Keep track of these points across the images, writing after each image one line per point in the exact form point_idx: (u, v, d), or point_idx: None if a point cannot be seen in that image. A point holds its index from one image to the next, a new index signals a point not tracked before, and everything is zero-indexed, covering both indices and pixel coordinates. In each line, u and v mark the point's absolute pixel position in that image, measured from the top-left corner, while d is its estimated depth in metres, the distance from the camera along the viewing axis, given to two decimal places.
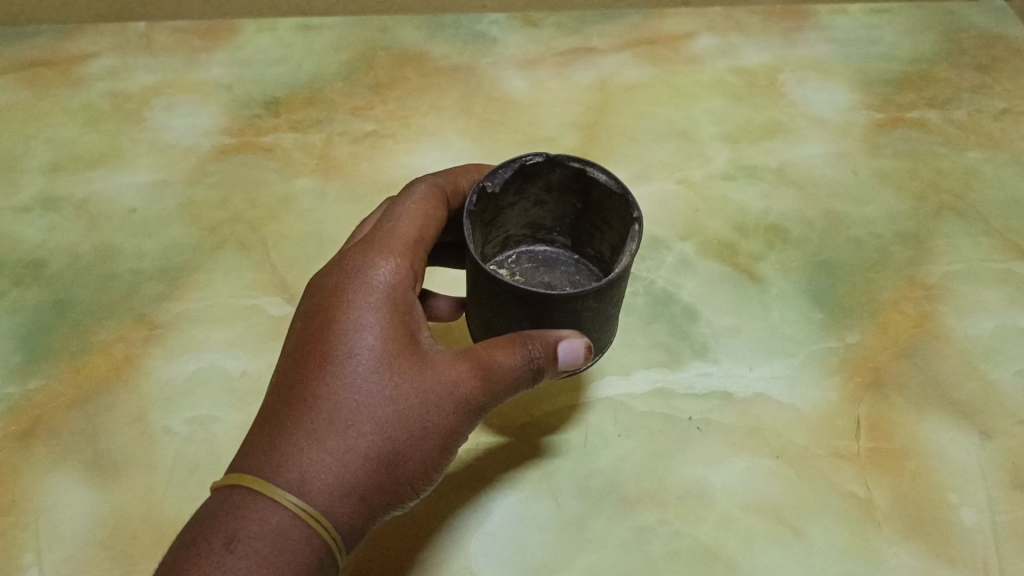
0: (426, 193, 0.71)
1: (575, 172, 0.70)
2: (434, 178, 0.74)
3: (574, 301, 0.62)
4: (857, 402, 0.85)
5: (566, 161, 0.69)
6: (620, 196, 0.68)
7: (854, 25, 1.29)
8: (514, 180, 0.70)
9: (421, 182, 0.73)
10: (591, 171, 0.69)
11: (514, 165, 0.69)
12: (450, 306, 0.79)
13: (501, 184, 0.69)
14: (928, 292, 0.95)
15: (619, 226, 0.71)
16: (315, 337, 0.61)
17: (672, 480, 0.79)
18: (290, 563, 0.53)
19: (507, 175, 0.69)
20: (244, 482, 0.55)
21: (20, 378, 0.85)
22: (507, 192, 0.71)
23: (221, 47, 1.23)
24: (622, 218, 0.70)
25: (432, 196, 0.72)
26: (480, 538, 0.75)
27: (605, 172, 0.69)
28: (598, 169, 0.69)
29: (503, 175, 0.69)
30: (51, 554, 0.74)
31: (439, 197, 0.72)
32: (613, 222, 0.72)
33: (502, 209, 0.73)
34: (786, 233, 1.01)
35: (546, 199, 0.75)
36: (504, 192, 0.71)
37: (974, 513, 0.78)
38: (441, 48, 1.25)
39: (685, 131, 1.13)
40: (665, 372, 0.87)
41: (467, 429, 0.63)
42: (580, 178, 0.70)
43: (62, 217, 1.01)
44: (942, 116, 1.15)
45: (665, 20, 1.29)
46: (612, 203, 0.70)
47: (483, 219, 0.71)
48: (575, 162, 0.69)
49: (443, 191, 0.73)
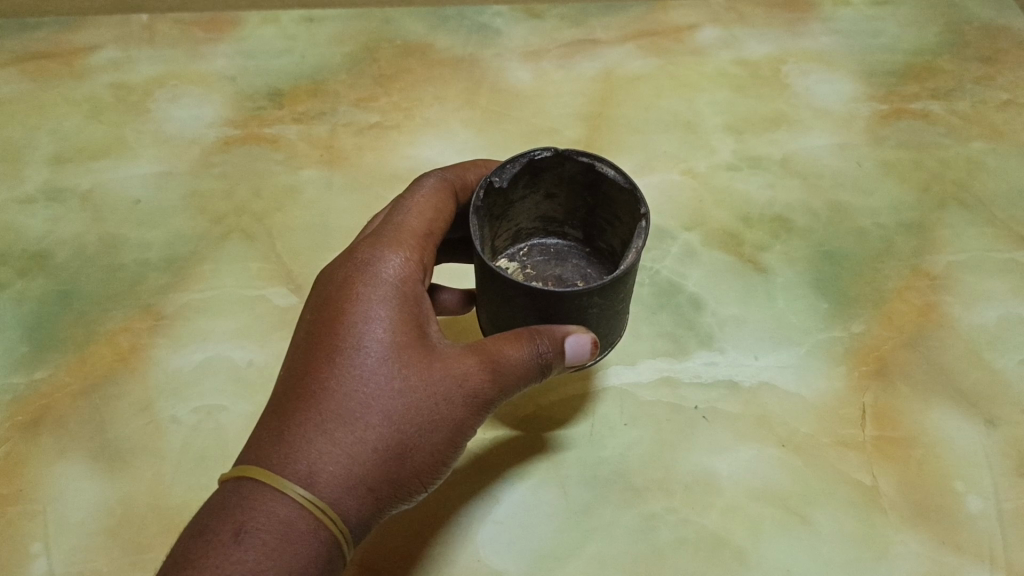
0: (435, 187, 0.71)
1: (584, 167, 0.70)
2: (443, 172, 0.74)
3: (580, 297, 0.62)
4: (863, 391, 0.85)
5: (575, 156, 0.69)
6: (629, 192, 0.68)
7: (857, 17, 1.29)
8: (522, 174, 0.70)
9: (430, 176, 0.73)
10: (599, 166, 0.69)
11: (522, 159, 0.68)
12: (457, 299, 0.79)
13: (509, 179, 0.69)
14: (933, 281, 0.95)
15: (629, 220, 0.71)
16: (324, 329, 0.61)
17: (678, 468, 0.79)
18: (297, 554, 0.53)
19: (515, 169, 0.69)
20: (253, 473, 0.55)
21: (26, 368, 0.85)
22: (516, 186, 0.71)
23: (224, 39, 1.23)
24: (631, 213, 0.70)
25: (441, 190, 0.72)
26: (485, 527, 0.75)
27: (614, 167, 0.68)
28: (607, 164, 0.69)
29: (511, 170, 0.69)
30: (58, 542, 0.74)
31: (448, 191, 0.72)
32: (623, 217, 0.72)
33: (512, 203, 0.74)
34: (790, 223, 1.01)
35: (557, 193, 0.75)
36: (512, 187, 0.71)
37: (980, 500, 0.78)
38: (445, 40, 1.24)
39: (689, 122, 1.13)
40: (670, 362, 0.87)
41: (475, 423, 0.63)
42: (589, 173, 0.70)
43: (66, 208, 1.01)
44: (946, 107, 1.15)
45: (668, 12, 1.29)
46: (620, 197, 0.70)
47: (491, 214, 0.71)
48: (584, 157, 0.69)
49: (451, 186, 0.73)
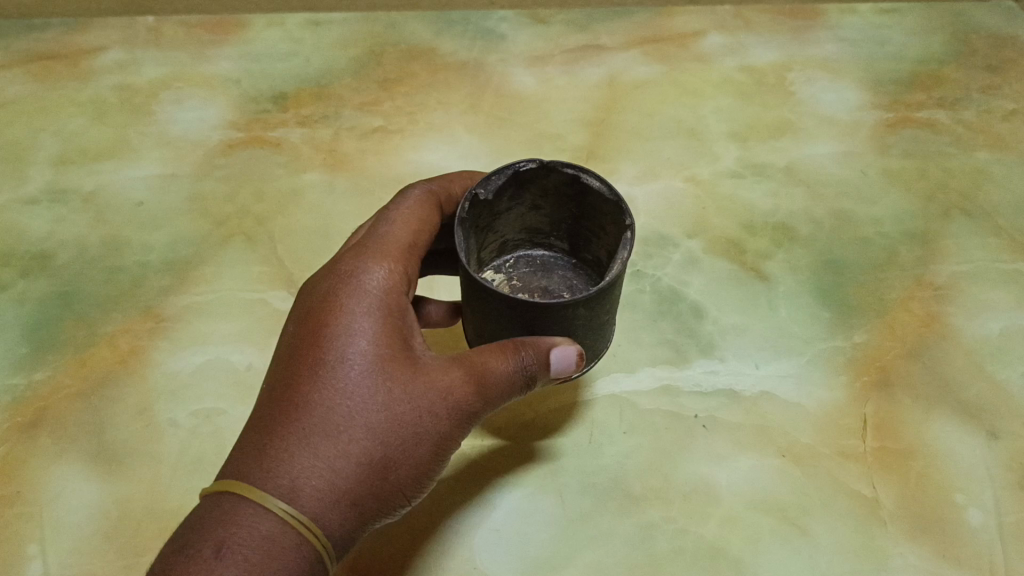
0: (420, 198, 0.71)
1: (569, 178, 0.69)
2: (428, 184, 0.73)
3: (566, 309, 0.61)
4: (864, 401, 0.84)
5: (560, 168, 0.69)
6: (614, 203, 0.68)
7: (863, 25, 1.29)
8: (508, 186, 0.70)
9: (415, 187, 0.72)
10: (584, 177, 0.69)
11: (507, 171, 0.68)
12: (443, 312, 0.79)
13: (495, 190, 0.68)
14: (935, 292, 0.94)
15: (614, 231, 0.71)
16: (307, 342, 0.61)
17: (678, 478, 0.79)
18: (279, 570, 0.53)
19: (501, 181, 0.68)
20: (234, 488, 0.55)
21: (26, 368, 0.85)
22: (502, 199, 0.71)
23: (230, 42, 1.24)
24: (616, 224, 0.70)
25: (426, 201, 0.71)
26: (482, 534, 0.75)
27: (598, 179, 0.68)
28: (592, 175, 0.68)
29: (496, 181, 0.68)
30: (54, 544, 0.74)
31: (432, 203, 0.72)
32: (609, 228, 0.72)
33: (497, 215, 0.73)
34: (793, 232, 1.01)
35: (542, 204, 0.75)
36: (498, 199, 0.70)
37: (981, 513, 0.77)
38: (450, 45, 1.25)
39: (693, 130, 1.13)
40: (670, 370, 0.87)
41: (460, 435, 0.63)
42: (574, 184, 0.70)
43: (69, 209, 1.01)
44: (952, 116, 1.15)
45: (673, 18, 1.29)
46: (606, 209, 0.70)
47: (477, 225, 0.71)
48: (569, 168, 0.69)
49: (437, 197, 0.73)
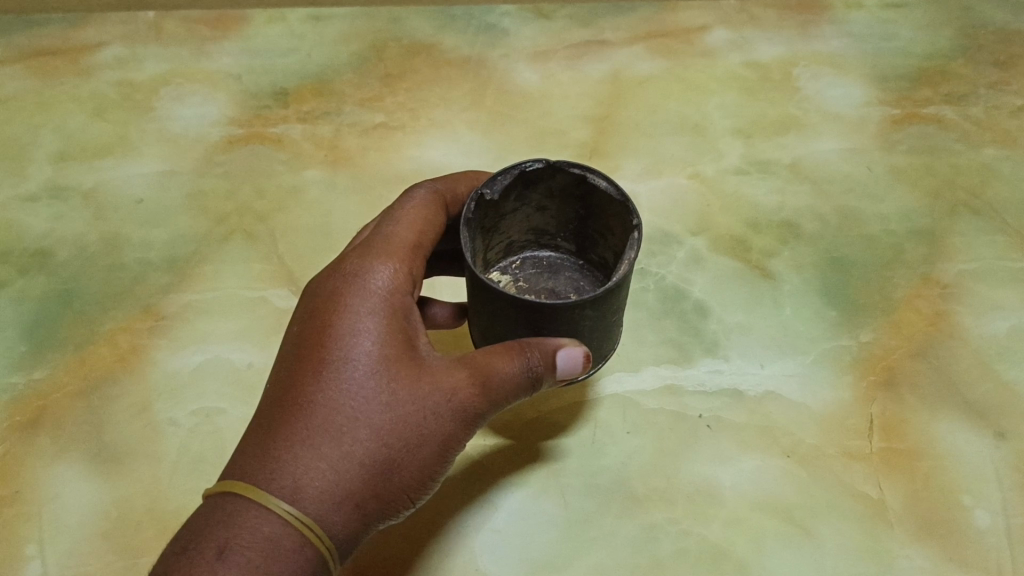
0: (425, 198, 0.70)
1: (575, 178, 0.69)
2: (433, 183, 0.73)
3: (572, 310, 0.60)
4: (870, 402, 0.83)
5: (567, 168, 0.68)
6: (621, 203, 0.67)
7: (869, 20, 1.27)
8: (514, 186, 0.69)
9: (421, 187, 0.72)
10: (591, 177, 0.68)
11: (513, 171, 0.68)
12: (449, 313, 0.78)
13: (501, 190, 0.68)
14: (943, 291, 0.93)
15: (621, 232, 0.70)
16: (311, 342, 0.60)
17: (681, 479, 0.78)
18: (281, 572, 0.52)
19: (506, 181, 0.68)
20: (237, 489, 0.54)
21: (26, 367, 0.85)
22: (508, 199, 0.70)
23: (231, 37, 1.23)
24: (623, 224, 0.69)
25: (431, 201, 0.70)
26: (484, 535, 0.75)
27: (605, 178, 0.67)
28: (598, 175, 0.68)
29: (502, 181, 0.68)
30: (54, 545, 0.74)
31: (438, 203, 0.71)
32: (615, 229, 0.71)
33: (503, 216, 0.72)
34: (799, 229, 1.00)
35: (548, 205, 0.74)
36: (504, 199, 0.69)
37: (988, 515, 0.76)
38: (452, 40, 1.23)
39: (697, 126, 1.12)
40: (675, 369, 0.86)
41: (465, 437, 0.62)
42: (581, 184, 0.69)
43: (69, 207, 1.01)
44: (959, 112, 1.14)
45: (678, 13, 1.27)
46: (613, 209, 0.69)
47: (483, 226, 0.70)
48: (575, 168, 0.68)
49: (442, 197, 0.72)
